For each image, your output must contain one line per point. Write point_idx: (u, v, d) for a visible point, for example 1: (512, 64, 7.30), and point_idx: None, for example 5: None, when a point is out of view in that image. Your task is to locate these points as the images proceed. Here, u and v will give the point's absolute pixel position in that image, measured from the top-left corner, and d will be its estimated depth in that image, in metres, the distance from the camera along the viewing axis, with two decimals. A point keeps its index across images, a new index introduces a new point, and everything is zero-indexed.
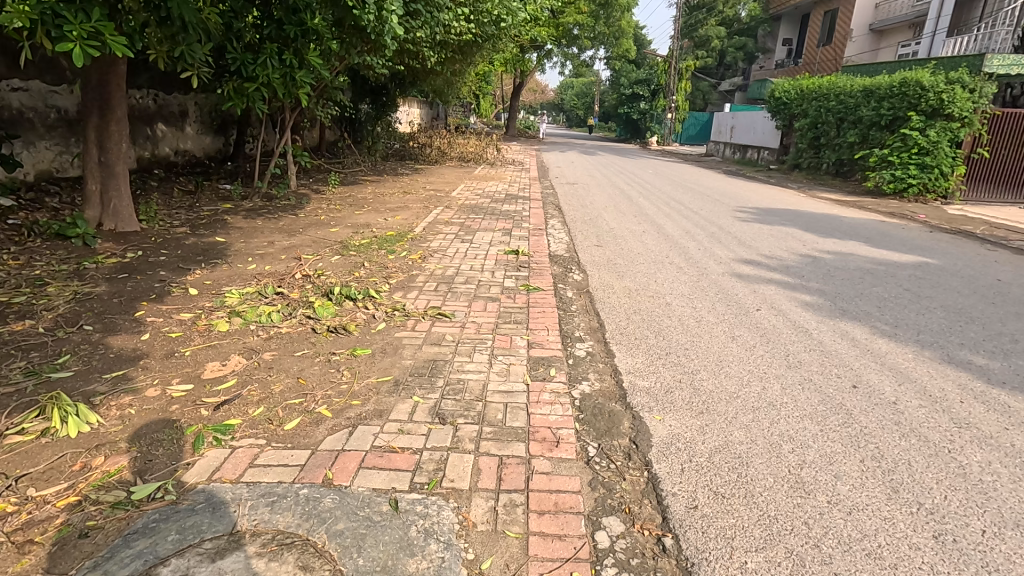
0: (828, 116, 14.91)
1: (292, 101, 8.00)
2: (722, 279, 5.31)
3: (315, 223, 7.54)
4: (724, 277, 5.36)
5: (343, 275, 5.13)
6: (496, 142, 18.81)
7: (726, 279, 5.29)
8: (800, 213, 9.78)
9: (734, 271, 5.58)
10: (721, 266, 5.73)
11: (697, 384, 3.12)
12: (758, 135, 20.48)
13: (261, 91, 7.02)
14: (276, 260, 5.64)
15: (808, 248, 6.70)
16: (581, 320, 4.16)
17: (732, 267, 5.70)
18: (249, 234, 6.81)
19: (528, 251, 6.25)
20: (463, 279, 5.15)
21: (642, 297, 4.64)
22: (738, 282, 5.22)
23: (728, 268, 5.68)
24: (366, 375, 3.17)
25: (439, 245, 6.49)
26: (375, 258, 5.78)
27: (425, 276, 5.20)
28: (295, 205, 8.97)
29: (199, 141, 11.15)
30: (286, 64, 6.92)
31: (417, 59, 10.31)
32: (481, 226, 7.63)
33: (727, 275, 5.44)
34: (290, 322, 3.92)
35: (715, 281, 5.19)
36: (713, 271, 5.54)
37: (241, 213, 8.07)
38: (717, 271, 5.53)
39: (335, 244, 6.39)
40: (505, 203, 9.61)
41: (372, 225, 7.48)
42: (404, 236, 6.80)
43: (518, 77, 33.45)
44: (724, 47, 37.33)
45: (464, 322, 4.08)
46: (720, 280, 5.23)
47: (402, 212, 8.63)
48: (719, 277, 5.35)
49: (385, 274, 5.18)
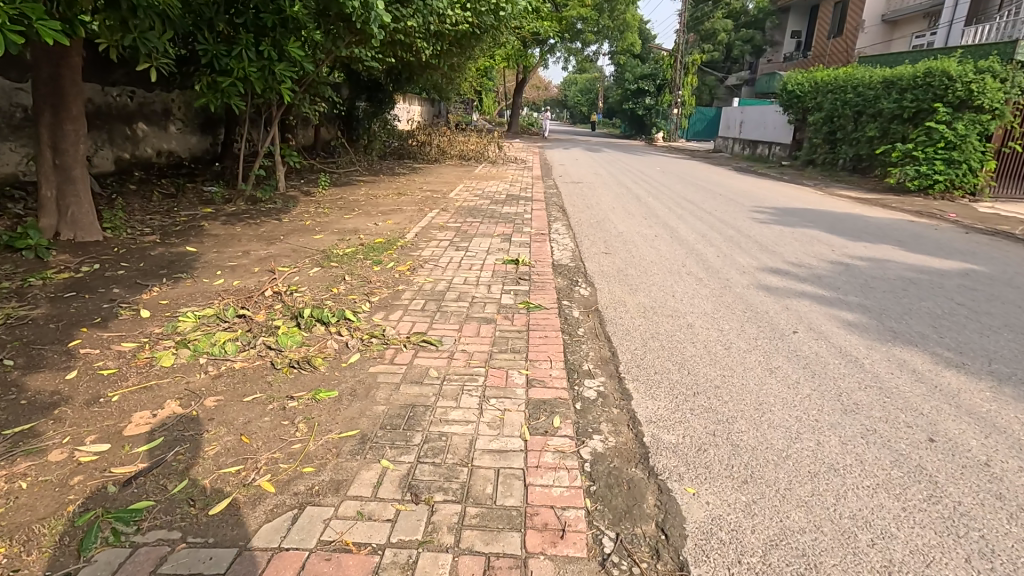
0: (846, 109, 14.22)
1: (275, 96, 7.41)
2: (748, 292, 4.70)
3: (299, 230, 6.96)
4: (750, 290, 4.74)
5: (319, 292, 4.55)
6: (498, 139, 18.21)
7: (751, 292, 4.67)
8: (821, 212, 9.13)
9: (761, 282, 4.97)
10: (745, 277, 5.11)
11: (736, 439, 2.52)
12: (769, 129, 19.81)
13: (237, 87, 6.40)
14: (248, 274, 5.06)
15: (838, 254, 6.07)
16: (589, 348, 3.55)
17: (758, 278, 5.08)
18: (224, 243, 6.23)
19: (529, 261, 5.65)
20: (454, 296, 4.55)
21: (659, 318, 4.03)
22: (766, 296, 4.60)
23: (753, 278, 5.07)
24: (326, 430, 2.57)
25: (432, 253, 5.90)
26: (359, 270, 5.20)
27: (412, 293, 4.60)
28: (281, 209, 8.40)
29: (184, 141, 10.57)
30: (264, 56, 6.32)
31: (412, 52, 9.72)
32: (478, 231, 7.04)
33: (753, 287, 4.83)
34: (247, 354, 3.33)
35: (740, 296, 4.57)
36: (737, 282, 4.93)
37: (221, 218, 7.50)
38: (741, 283, 4.92)
39: (317, 254, 5.81)
40: (506, 205, 8.99)
41: (360, 231, 6.90)
42: (394, 244, 6.22)
43: (520, 73, 32.78)
44: (732, 41, 36.65)
45: (452, 351, 3.48)
46: (745, 294, 4.62)
47: (395, 215, 8.03)
48: (745, 290, 4.74)
49: (367, 291, 4.59)
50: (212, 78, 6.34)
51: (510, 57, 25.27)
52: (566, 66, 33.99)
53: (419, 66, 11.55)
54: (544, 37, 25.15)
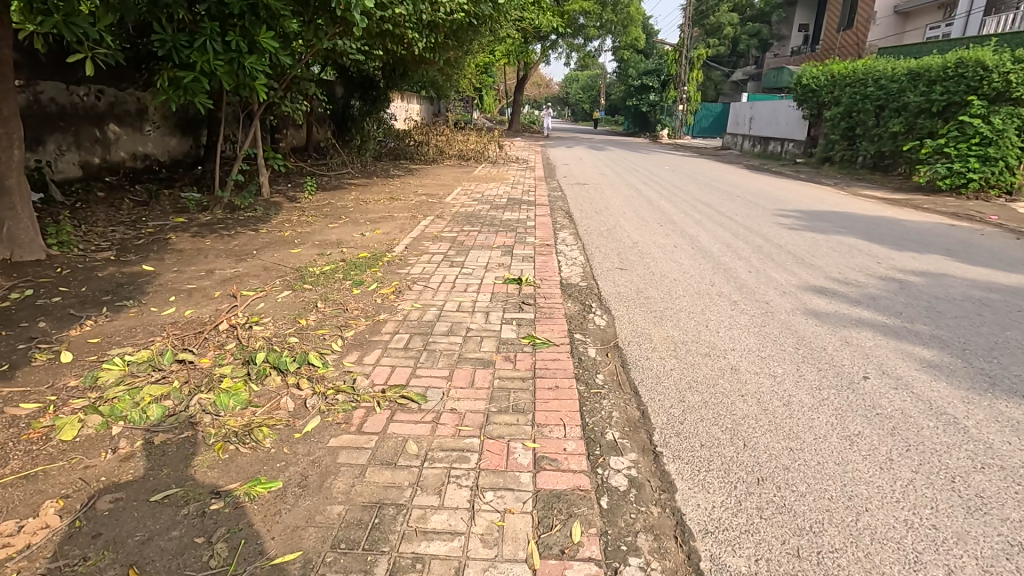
0: (866, 103, 13.43)
1: (250, 94, 6.68)
2: (793, 319, 3.97)
3: (275, 243, 6.24)
4: (796, 317, 4.01)
5: (283, 323, 3.81)
6: (498, 138, 17.41)
7: (797, 320, 3.94)
8: (851, 215, 8.36)
9: (807, 306, 4.23)
10: (787, 300, 4.38)
11: (833, 568, 1.78)
12: (781, 125, 19.00)
13: (201, 83, 5.65)
14: (206, 300, 4.35)
15: (886, 267, 5.31)
16: (612, 405, 2.81)
17: (802, 300, 4.36)
18: (189, 259, 5.52)
19: (533, 279, 4.91)
20: (445, 328, 3.81)
21: (694, 358, 3.29)
22: (816, 324, 3.87)
23: (796, 301, 4.33)
24: (255, 553, 1.84)
25: (422, 271, 5.17)
26: (335, 294, 4.48)
27: (394, 324, 3.87)
28: (261, 217, 7.70)
29: (163, 144, 9.84)
30: (232, 48, 5.59)
31: (403, 46, 8.97)
32: (476, 242, 6.32)
33: (799, 313, 4.10)
34: (176, 421, 2.58)
35: (784, 325, 3.84)
36: (779, 307, 4.20)
37: (192, 229, 6.78)
38: (785, 308, 4.19)
39: (292, 272, 5.10)
40: (507, 211, 8.24)
41: (343, 244, 6.17)
42: (380, 259, 5.51)
43: (521, 69, 31.84)
44: (738, 35, 35.74)
45: (440, 411, 2.76)
46: (790, 323, 3.88)
47: (384, 224, 7.31)
48: (789, 317, 4.01)
49: (342, 321, 3.87)
50: (172, 73, 5.58)
51: (510, 52, 24.39)
52: (568, 61, 33.06)
53: (413, 61, 10.80)
54: (545, 31, 24.27)
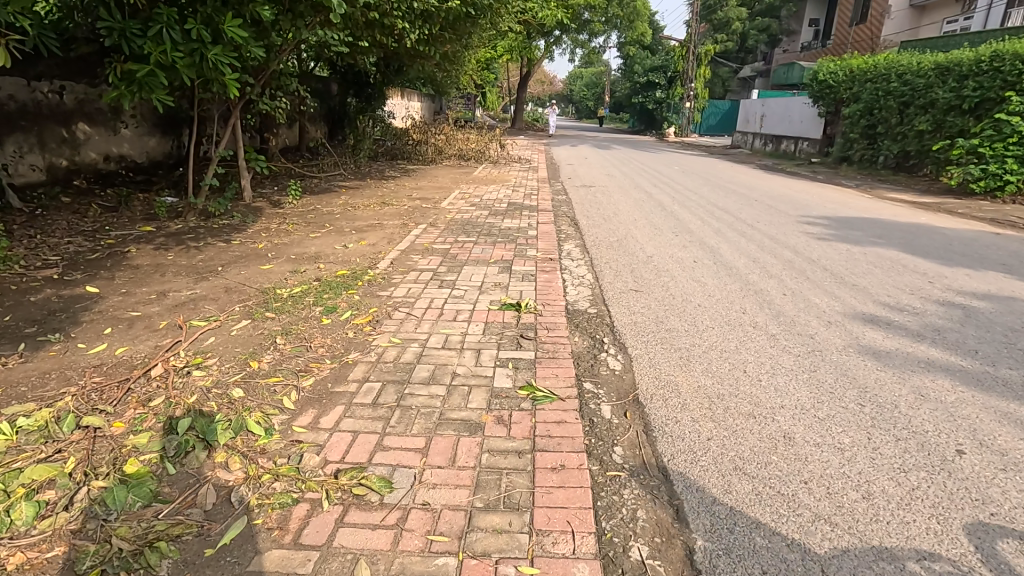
0: (889, 99, 12.67)
1: (221, 90, 6.01)
2: (849, 360, 3.28)
3: (245, 257, 5.57)
4: (851, 356, 3.32)
5: (230, 368, 3.15)
6: (500, 137, 16.71)
7: (854, 362, 3.25)
8: (883, 222, 7.66)
9: (862, 341, 3.54)
10: (836, 332, 3.69)
11: None
12: (794, 123, 18.22)
13: (157, 78, 4.91)
14: (148, 332, 3.68)
15: (940, 288, 4.62)
16: (635, 499, 2.14)
17: (854, 333, 3.67)
18: (143, 277, 4.86)
19: (534, 304, 4.23)
20: (425, 373, 3.13)
21: (739, 422, 2.60)
22: (877, 367, 3.19)
23: (849, 335, 3.64)
24: None
25: (407, 293, 4.50)
26: (302, 324, 3.80)
27: (365, 367, 3.20)
28: (237, 225, 7.05)
29: (140, 143, 9.18)
30: (194, 37, 4.92)
31: (394, 37, 8.28)
32: (470, 256, 5.64)
33: (853, 350, 3.41)
34: (48, 530, 1.92)
35: (838, 369, 3.16)
36: (827, 343, 3.52)
37: (157, 240, 6.13)
38: (836, 344, 3.50)
39: (257, 295, 4.43)
40: (507, 218, 7.56)
41: (321, 258, 5.50)
42: (360, 277, 4.84)
43: (524, 65, 31.07)
44: (747, 29, 34.81)
45: (408, 507, 2.09)
46: (845, 366, 3.20)
47: (370, 234, 6.65)
48: (843, 356, 3.33)
49: (301, 364, 3.20)
50: (123, 65, 4.87)
51: (513, 48, 23.67)
52: (572, 57, 32.28)
53: (407, 55, 10.11)
54: (548, 26, 23.47)
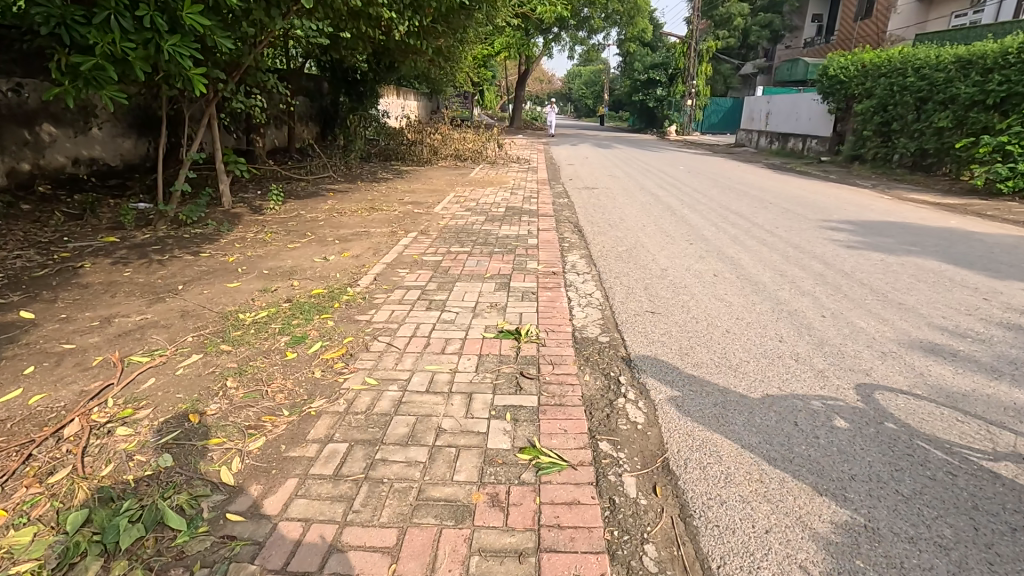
0: (905, 95, 12.11)
1: (186, 86, 5.43)
2: (921, 406, 2.71)
3: (211, 273, 4.98)
4: (921, 401, 2.75)
5: (164, 423, 2.56)
6: (497, 136, 16.11)
7: (927, 408, 2.69)
8: (912, 226, 7.09)
9: (930, 379, 2.97)
10: (896, 366, 3.12)
11: None
12: (802, 120, 17.64)
13: (106, 72, 4.34)
14: (78, 371, 3.10)
15: (999, 307, 4.05)
16: None
17: (918, 368, 3.09)
18: (91, 297, 4.28)
19: (536, 331, 3.64)
20: (404, 429, 2.55)
21: (803, 504, 2.03)
22: (957, 416, 2.62)
23: (913, 371, 3.07)
24: None
25: (390, 317, 3.92)
26: (262, 360, 3.21)
27: (330, 420, 2.61)
28: (211, 234, 6.47)
29: (112, 145, 8.62)
30: (147, 25, 4.33)
31: (382, 29, 7.68)
32: (464, 269, 5.06)
33: (921, 392, 2.84)
34: None
35: (911, 420, 2.59)
36: (888, 381, 2.95)
37: (117, 253, 5.54)
38: (899, 383, 2.93)
39: (217, 320, 3.84)
40: (505, 224, 6.99)
41: (297, 274, 4.91)
42: (338, 298, 4.26)
43: (523, 63, 30.52)
44: (748, 26, 33.81)
45: None
46: (918, 415, 2.63)
47: (355, 244, 6.06)
48: (912, 401, 2.75)
49: (253, 419, 2.61)
50: (65, 57, 4.27)
51: (511, 45, 23.03)
52: (571, 54, 31.73)
53: (399, 49, 9.53)
54: (547, 22, 22.92)
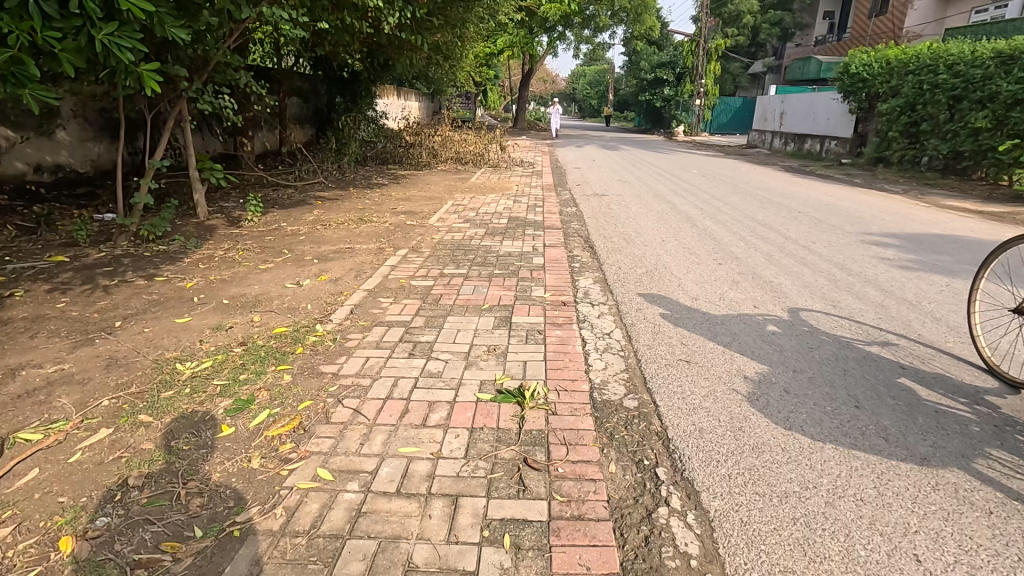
0: (936, 94, 11.30)
1: (138, 83, 4.69)
2: (1003, 461, 2.31)
3: (163, 302, 4.26)
4: (1008, 457, 2.34)
5: (19, 555, 1.83)
6: (499, 138, 15.35)
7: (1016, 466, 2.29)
8: (963, 240, 6.33)
9: (1008, 425, 2.59)
10: (968, 409, 2.72)
11: None
12: (819, 120, 16.84)
13: (24, 68, 3.58)
14: None
15: None
16: None
17: (993, 412, 2.71)
18: (7, 338, 3.56)
19: (544, 392, 2.88)
20: (358, 566, 1.80)
21: None
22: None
23: (987, 415, 2.68)
24: None
25: (364, 368, 3.17)
26: (188, 438, 2.46)
27: (256, 550, 1.86)
28: (175, 252, 5.75)
29: (82, 150, 7.87)
30: (75, 11, 3.60)
31: (370, 21, 6.92)
32: (458, 299, 4.30)
33: (1003, 444, 2.45)
34: None
35: (995, 478, 2.21)
36: (962, 427, 2.55)
37: (61, 276, 4.83)
38: (976, 430, 2.53)
39: (149, 373, 3.10)
40: (506, 238, 6.23)
41: (261, 305, 4.18)
42: (303, 341, 3.51)
43: (526, 62, 29.76)
44: (758, 23, 32.87)
45: None
46: (1005, 473, 2.23)
47: (336, 264, 5.33)
48: (994, 454, 2.36)
49: (148, 548, 1.86)
50: None
51: (515, 44, 22.32)
52: (577, 53, 30.97)
53: (392, 45, 8.81)
54: (551, 20, 22.20)
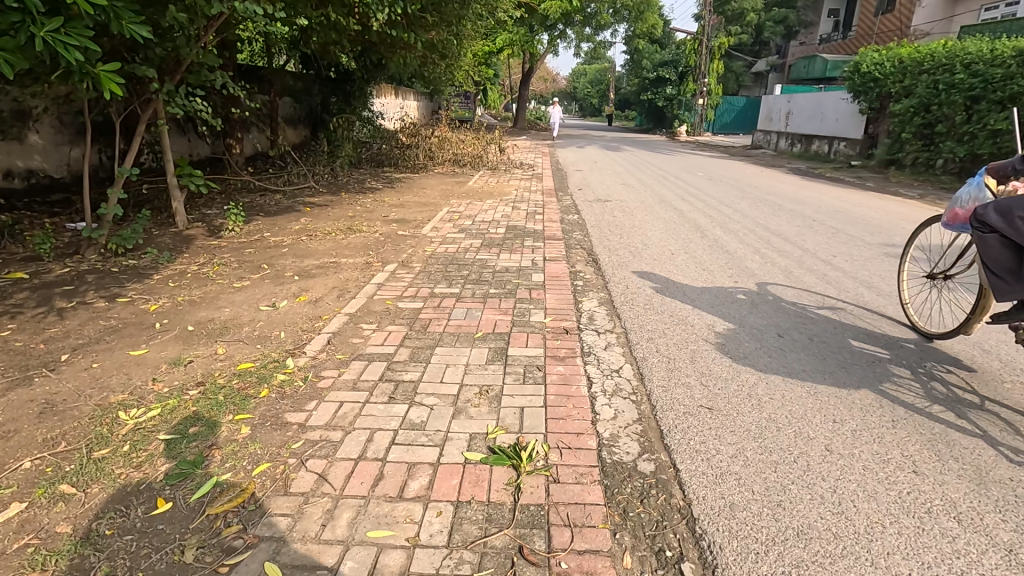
0: (952, 94, 10.89)
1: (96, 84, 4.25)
2: (905, 384, 3.05)
3: (122, 329, 3.83)
4: (909, 381, 3.09)
5: None
6: (498, 139, 14.92)
7: (915, 387, 3.02)
8: None
9: (916, 361, 3.34)
10: (885, 351, 3.48)
11: None
12: (826, 121, 16.42)
13: None
14: None
15: None
16: None
17: (907, 353, 3.46)
18: None
19: (545, 452, 2.44)
20: None
21: None
22: (942, 394, 2.96)
23: (901, 355, 3.43)
24: None
25: (335, 417, 2.74)
26: (113, 519, 2.05)
27: None
28: (146, 267, 5.32)
29: (57, 154, 7.44)
30: (11, 3, 3.16)
31: (359, 17, 6.52)
32: (448, 325, 3.88)
33: (909, 373, 3.19)
34: None
35: (897, 395, 2.94)
36: (879, 363, 3.29)
37: (14, 297, 4.40)
38: (890, 365, 3.28)
39: (87, 423, 2.68)
40: (504, 251, 5.81)
41: (229, 333, 3.76)
42: (270, 381, 3.08)
43: (527, 61, 29.33)
44: (761, 22, 32.45)
45: None
46: (905, 391, 2.97)
47: (318, 281, 4.92)
48: (899, 380, 3.10)
49: None
50: None
51: (514, 43, 21.95)
52: (577, 52, 30.54)
53: (386, 43, 8.40)
54: (552, 18, 21.82)
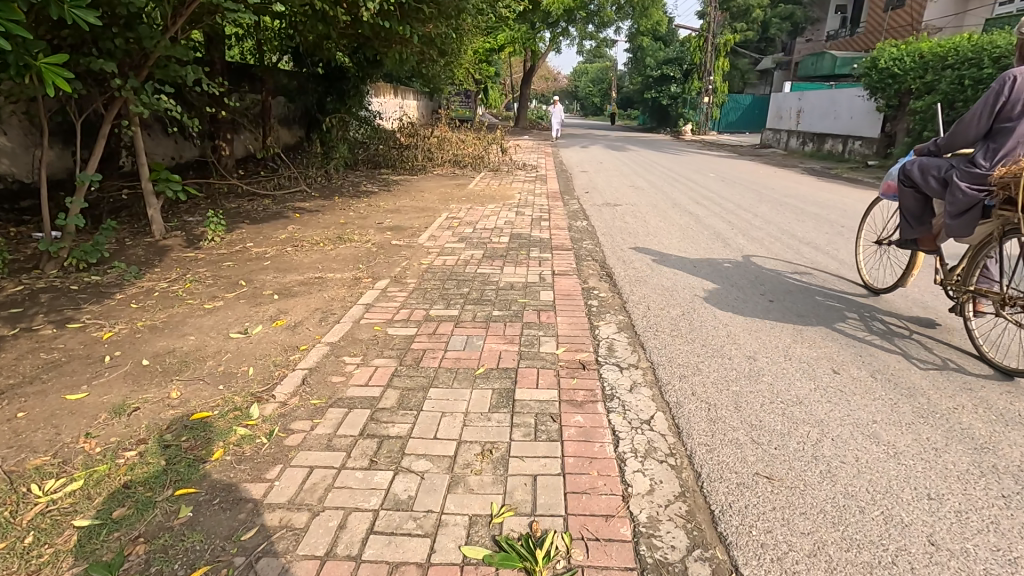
0: (980, 90, 10.32)
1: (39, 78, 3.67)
2: (852, 323, 3.85)
3: (64, 364, 3.28)
4: (856, 321, 3.88)
5: None
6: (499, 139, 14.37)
7: (859, 324, 3.82)
8: None
9: (863, 308, 4.12)
10: (846, 305, 4.19)
11: None
12: (840, 119, 15.86)
13: None
14: None
15: None
16: None
17: (859, 304, 4.19)
18: None
19: (567, 548, 1.89)
20: None
21: None
22: (880, 328, 3.76)
23: (853, 305, 4.19)
24: None
25: (301, 492, 2.18)
26: None
27: None
28: (108, 284, 4.77)
29: (27, 157, 6.80)
30: None
31: (350, 6, 5.97)
32: (445, 358, 3.32)
33: (857, 316, 3.98)
34: None
35: (846, 329, 3.75)
36: (835, 310, 4.07)
37: None
38: (843, 311, 4.05)
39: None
40: (508, 264, 5.24)
41: (187, 370, 3.20)
42: (225, 439, 2.51)
43: (528, 60, 28.75)
44: (768, 18, 31.83)
45: None
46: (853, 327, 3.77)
47: (300, 301, 4.37)
48: (849, 320, 3.89)
49: None
50: None
51: (516, 40, 21.38)
52: (580, 50, 29.93)
53: (381, 37, 7.86)
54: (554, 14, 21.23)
